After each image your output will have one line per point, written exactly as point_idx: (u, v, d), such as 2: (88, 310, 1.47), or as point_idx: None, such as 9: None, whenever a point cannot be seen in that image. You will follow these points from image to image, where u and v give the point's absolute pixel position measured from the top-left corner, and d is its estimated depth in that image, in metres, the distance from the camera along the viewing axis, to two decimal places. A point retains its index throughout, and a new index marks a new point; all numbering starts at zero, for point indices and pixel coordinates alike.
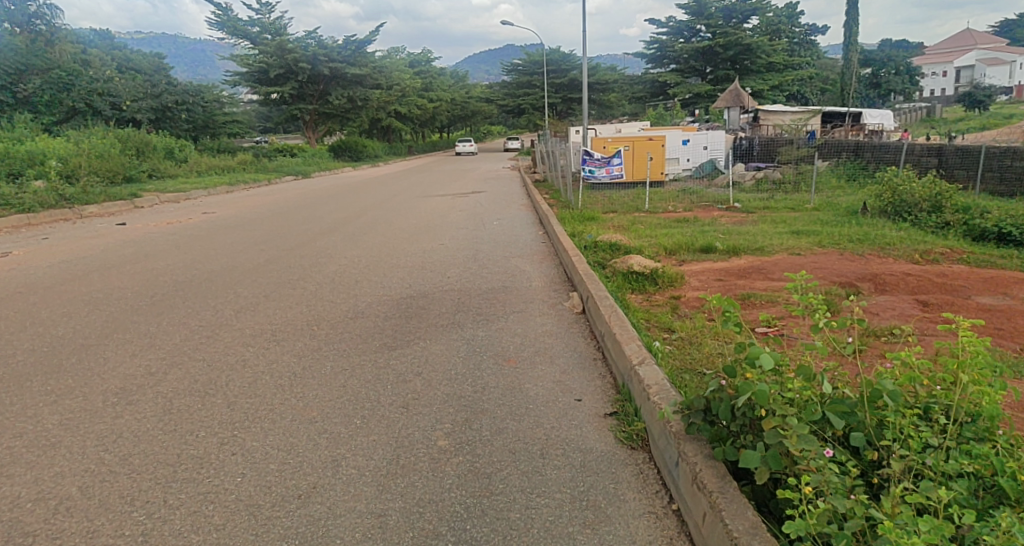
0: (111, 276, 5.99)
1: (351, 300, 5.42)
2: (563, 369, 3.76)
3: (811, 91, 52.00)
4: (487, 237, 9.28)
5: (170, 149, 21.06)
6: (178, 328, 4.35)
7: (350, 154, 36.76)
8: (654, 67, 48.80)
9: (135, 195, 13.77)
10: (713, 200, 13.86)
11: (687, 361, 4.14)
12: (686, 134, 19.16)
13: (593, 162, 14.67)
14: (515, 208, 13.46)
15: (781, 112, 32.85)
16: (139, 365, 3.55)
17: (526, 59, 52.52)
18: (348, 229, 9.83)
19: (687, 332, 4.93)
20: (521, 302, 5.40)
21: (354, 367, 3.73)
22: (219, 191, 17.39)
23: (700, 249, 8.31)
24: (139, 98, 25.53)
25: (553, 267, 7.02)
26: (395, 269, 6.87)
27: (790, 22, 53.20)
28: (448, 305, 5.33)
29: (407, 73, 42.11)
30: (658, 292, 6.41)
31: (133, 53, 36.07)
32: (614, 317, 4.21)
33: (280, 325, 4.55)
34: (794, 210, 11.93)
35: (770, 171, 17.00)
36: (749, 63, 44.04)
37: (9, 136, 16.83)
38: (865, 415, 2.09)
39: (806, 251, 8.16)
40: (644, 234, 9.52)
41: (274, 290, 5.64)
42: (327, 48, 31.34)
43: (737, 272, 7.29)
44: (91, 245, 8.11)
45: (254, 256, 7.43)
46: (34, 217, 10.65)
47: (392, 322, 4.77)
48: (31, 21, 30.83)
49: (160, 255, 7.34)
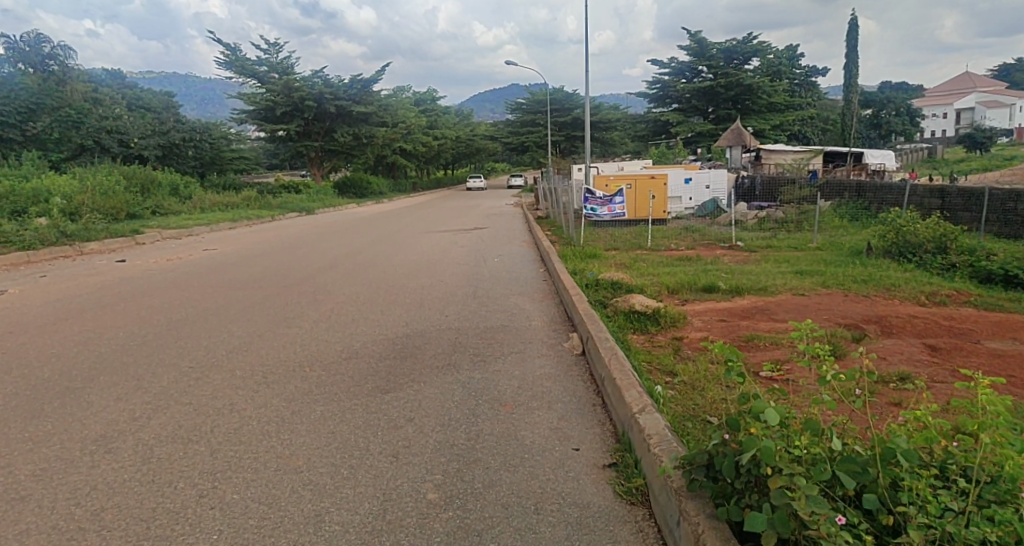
0: (104, 315, 5.95)
1: (346, 339, 5.34)
2: (561, 414, 3.64)
3: (812, 131, 52.65)
4: (487, 275, 9.21)
5: (175, 186, 21.31)
6: (167, 370, 4.27)
7: (355, 191, 37.19)
8: (657, 106, 49.60)
9: (137, 231, 13.83)
10: (715, 239, 13.84)
11: (690, 407, 4.01)
12: (689, 172, 19.28)
13: (595, 200, 14.69)
14: (516, 245, 13.45)
15: (782, 152, 33.17)
16: (121, 411, 3.51)
17: (530, 98, 53.47)
18: (348, 266, 9.78)
19: (689, 376, 4.81)
20: (520, 343, 5.30)
21: (344, 412, 3.63)
22: (222, 227, 17.51)
23: (703, 287, 8.22)
24: (147, 135, 26.00)
25: (553, 305, 6.93)
26: (393, 307, 6.80)
27: (790, 64, 54.22)
28: (445, 345, 5.22)
29: (413, 111, 42.90)
30: (660, 332, 6.31)
31: (144, 91, 36.93)
32: (614, 359, 4.10)
33: (272, 367, 4.45)
34: (797, 250, 11.88)
35: (773, 210, 17.04)
36: (749, 103, 44.72)
37: (16, 173, 17.09)
38: (878, 475, 1.96)
39: (810, 292, 8.06)
40: (646, 272, 9.46)
41: (268, 329, 5.55)
42: (334, 87, 31.97)
43: (741, 312, 7.18)
44: (87, 282, 8.07)
45: (250, 293, 7.36)
46: (34, 254, 10.68)
47: (387, 363, 4.67)
48: (45, 61, 31.79)
49: (155, 293, 7.29)
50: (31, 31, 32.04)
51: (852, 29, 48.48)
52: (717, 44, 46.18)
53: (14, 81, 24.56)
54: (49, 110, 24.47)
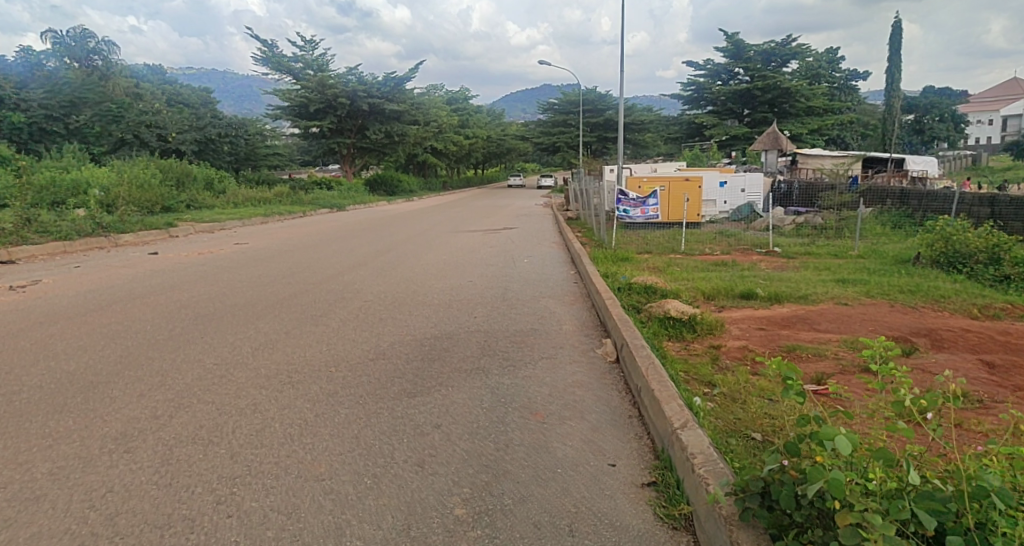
0: (135, 307, 6.01)
1: (373, 339, 5.25)
2: (595, 426, 3.44)
3: (851, 135, 51.21)
4: (517, 276, 9.06)
5: (209, 180, 21.69)
6: (192, 367, 4.22)
7: (385, 189, 37.50)
8: (691, 108, 48.80)
9: (171, 225, 14.07)
10: (751, 244, 13.44)
11: (734, 423, 3.79)
12: (724, 176, 18.85)
13: (628, 201, 14.36)
14: (546, 246, 13.27)
15: (820, 156, 32.27)
16: (144, 408, 3.46)
17: (562, 99, 53.16)
18: (377, 264, 9.75)
19: (729, 387, 4.59)
20: (551, 347, 5.12)
21: (368, 416, 3.50)
22: (254, 222, 17.70)
23: (741, 294, 7.92)
24: (184, 130, 26.54)
25: (584, 309, 6.74)
26: (421, 307, 6.69)
27: (830, 66, 52.83)
28: (473, 347, 5.07)
29: (445, 110, 43.02)
30: (696, 340, 6.06)
31: (183, 87, 37.83)
32: (652, 368, 3.90)
33: (297, 366, 4.36)
34: (837, 257, 11.43)
35: (812, 215, 16.50)
36: (786, 106, 43.71)
37: (58, 165, 17.55)
38: (965, 519, 1.69)
39: (853, 301, 7.68)
40: (681, 277, 9.17)
41: (295, 327, 5.49)
42: (367, 84, 32.16)
43: (781, 321, 6.87)
44: (120, 274, 8.15)
45: (278, 290, 7.35)
46: (69, 245, 10.87)
47: (414, 366, 4.53)
48: (89, 57, 32.85)
49: (185, 286, 7.34)
50: (77, 27, 33.13)
51: (896, 31, 47.00)
52: (755, 46, 45.23)
53: (59, 75, 25.39)
54: (91, 104, 25.16)
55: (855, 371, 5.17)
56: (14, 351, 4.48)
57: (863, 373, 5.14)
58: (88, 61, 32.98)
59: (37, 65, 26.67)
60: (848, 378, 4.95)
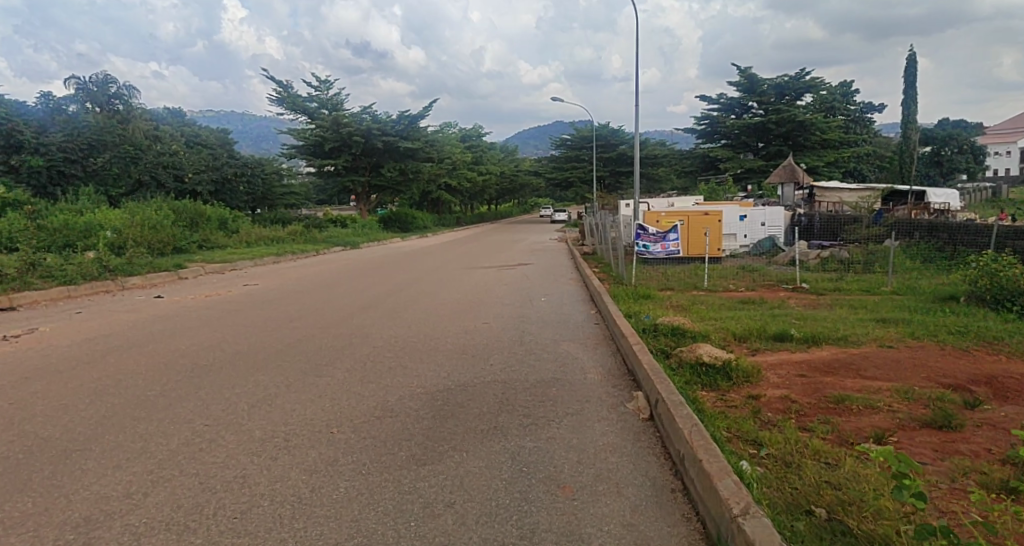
0: (128, 364, 5.72)
1: (381, 394, 4.84)
2: (635, 505, 2.95)
3: (868, 167, 50.79)
4: (535, 316, 8.69)
5: (223, 220, 21.75)
6: (181, 434, 3.89)
7: (399, 226, 37.71)
8: (705, 142, 48.65)
9: (180, 266, 13.93)
10: (778, 279, 12.91)
11: (791, 496, 3.28)
12: (744, 209, 18.48)
13: (648, 237, 13.91)
14: (563, 283, 12.91)
15: (838, 189, 31.76)
16: (118, 485, 3.08)
17: (575, 134, 53.43)
18: (388, 305, 9.46)
19: (778, 448, 4.07)
20: (576, 401, 4.65)
21: (372, 492, 3.08)
22: (266, 261, 17.60)
23: (775, 335, 7.40)
24: (200, 171, 27.31)
25: (609, 354, 6.30)
26: (434, 352, 6.31)
27: (844, 100, 52.83)
28: (490, 402, 4.62)
29: (459, 147, 43.40)
30: (732, 389, 5.55)
31: (202, 129, 38.70)
32: (695, 431, 3.43)
33: (294, 432, 3.97)
34: (870, 294, 10.89)
35: (838, 249, 15.96)
36: (801, 140, 43.51)
37: (72, 208, 17.63)
38: None
39: (898, 343, 7.10)
40: (708, 317, 8.67)
41: (298, 382, 5.18)
42: (381, 122, 32.46)
43: (823, 366, 6.32)
44: (122, 323, 7.96)
45: (284, 336, 7.08)
46: (74, 288, 10.69)
47: (424, 426, 4.12)
48: (111, 101, 33.99)
49: (185, 336, 7.06)
50: (99, 73, 34.36)
51: (910, 65, 46.88)
52: (769, 81, 45.25)
53: (78, 119, 25.97)
54: (109, 145, 25.61)
55: (916, 427, 4.61)
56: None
57: (926, 429, 4.59)
58: (109, 105, 34.17)
59: (57, 109, 27.32)
60: (909, 436, 4.40)
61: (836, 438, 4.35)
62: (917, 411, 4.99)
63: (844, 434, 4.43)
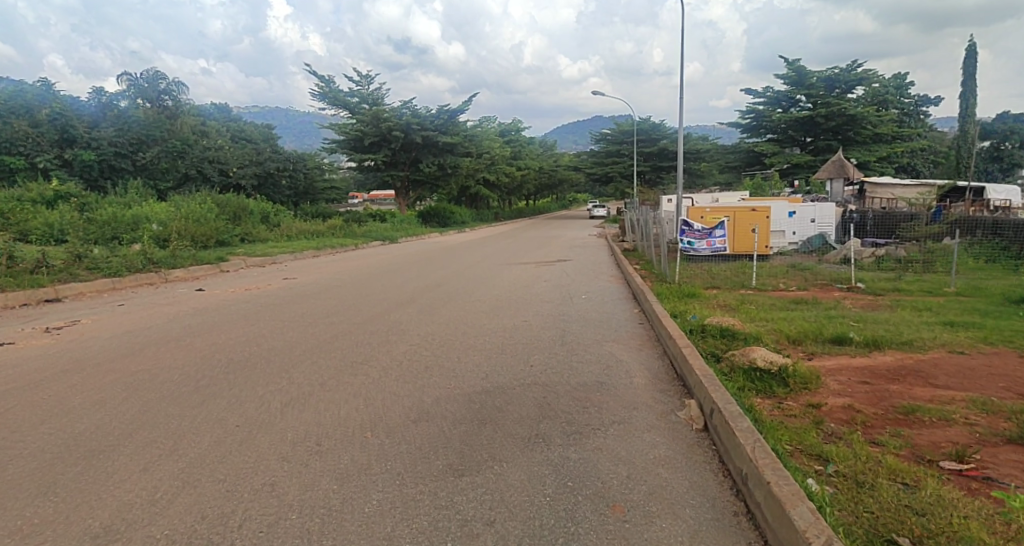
0: (166, 360, 5.76)
1: (417, 396, 4.68)
2: (693, 530, 2.68)
3: (923, 162, 48.49)
4: (575, 314, 8.44)
5: (265, 214, 22.16)
6: (210, 435, 3.84)
7: (437, 220, 37.89)
8: (750, 136, 47.19)
9: (222, 259, 14.22)
10: (830, 278, 12.28)
11: (867, 522, 2.92)
12: (793, 205, 17.74)
13: (692, 233, 13.41)
14: (603, 280, 12.60)
15: (891, 184, 30.35)
16: (143, 492, 3.05)
17: (615, 129, 52.69)
18: (425, 300, 9.36)
19: (847, 464, 3.69)
20: (622, 408, 4.37)
21: (405, 505, 2.92)
22: (305, 255, 17.82)
23: (833, 338, 6.93)
24: (244, 165, 27.69)
25: (654, 356, 6.00)
26: (471, 351, 6.13)
27: (898, 92, 50.55)
28: (531, 407, 4.39)
29: (498, 142, 43.26)
30: (790, 397, 5.16)
31: (247, 124, 39.69)
32: (759, 448, 3.12)
33: (327, 437, 3.84)
34: (932, 295, 10.21)
35: (895, 247, 15.14)
36: (852, 133, 41.79)
37: (123, 201, 18.24)
38: None
39: (970, 349, 6.54)
40: (758, 317, 8.23)
41: (332, 381, 5.09)
42: (420, 117, 32.50)
43: (890, 373, 5.83)
44: (162, 316, 8.13)
45: (318, 333, 7.06)
46: (119, 281, 11.00)
47: (461, 431, 3.95)
48: (161, 97, 35.25)
49: (223, 332, 7.11)
50: (150, 70, 35.61)
51: (972, 54, 44.40)
52: (818, 72, 43.58)
53: (129, 114, 26.79)
54: (158, 141, 26.42)
55: (1000, 443, 4.13)
56: (22, 415, 4.18)
57: (1011, 445, 4.11)
58: (159, 101, 35.37)
59: (109, 105, 28.33)
60: (994, 453, 3.94)
61: (910, 454, 3.93)
62: (999, 424, 4.50)
63: (919, 450, 4.01)
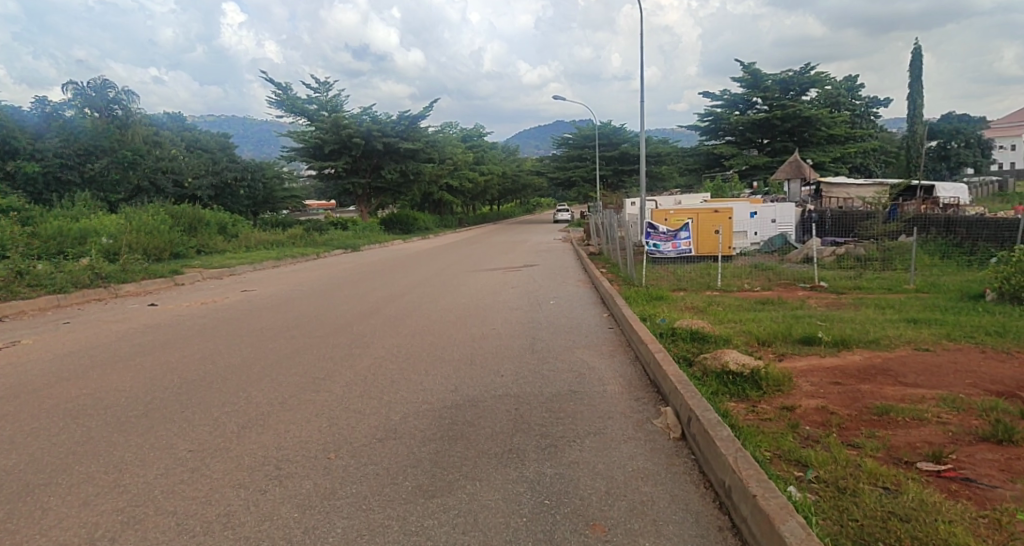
0: (112, 382, 5.38)
1: (384, 412, 4.45)
2: None
3: (873, 163, 50.31)
4: (544, 320, 8.31)
5: (222, 225, 21.43)
6: (158, 460, 3.57)
7: (401, 227, 37.44)
8: (709, 139, 48.11)
9: (177, 272, 13.63)
10: (794, 278, 12.46)
11: (854, 530, 2.83)
12: (754, 206, 18.10)
13: (658, 236, 13.45)
14: (571, 285, 12.53)
15: (844, 185, 31.31)
16: (82, 528, 2.76)
17: (577, 134, 53.11)
18: (390, 310, 9.11)
19: (827, 469, 3.62)
20: (597, 418, 4.23)
21: (372, 531, 2.71)
22: (265, 266, 17.28)
23: (801, 339, 6.96)
24: (200, 176, 27.08)
25: (627, 361, 5.90)
26: (439, 362, 5.92)
27: (849, 95, 52.33)
28: (503, 420, 4.21)
29: (461, 148, 43.05)
30: (763, 399, 5.13)
31: (202, 133, 38.55)
32: (742, 458, 3.00)
33: (288, 460, 3.59)
34: (891, 293, 10.44)
35: (852, 246, 15.51)
36: (806, 135, 43.02)
37: (69, 214, 17.39)
38: None
39: (934, 346, 6.64)
40: (727, 319, 8.24)
41: (292, 399, 4.83)
42: (381, 123, 32.05)
43: (859, 373, 5.86)
44: (110, 334, 7.68)
45: (278, 348, 6.75)
46: (64, 298, 10.38)
47: (431, 448, 3.75)
48: (110, 106, 34.07)
49: (176, 349, 6.72)
50: (98, 78, 34.31)
51: (916, 58, 46.28)
52: (772, 76, 44.81)
53: (75, 124, 25.68)
54: (106, 151, 25.37)
55: (972, 442, 4.15)
56: None
57: (984, 444, 4.13)
58: (108, 110, 34.08)
59: (53, 114, 27.06)
60: (969, 453, 3.94)
61: (888, 456, 3.90)
62: (969, 423, 4.53)
63: (895, 452, 3.99)
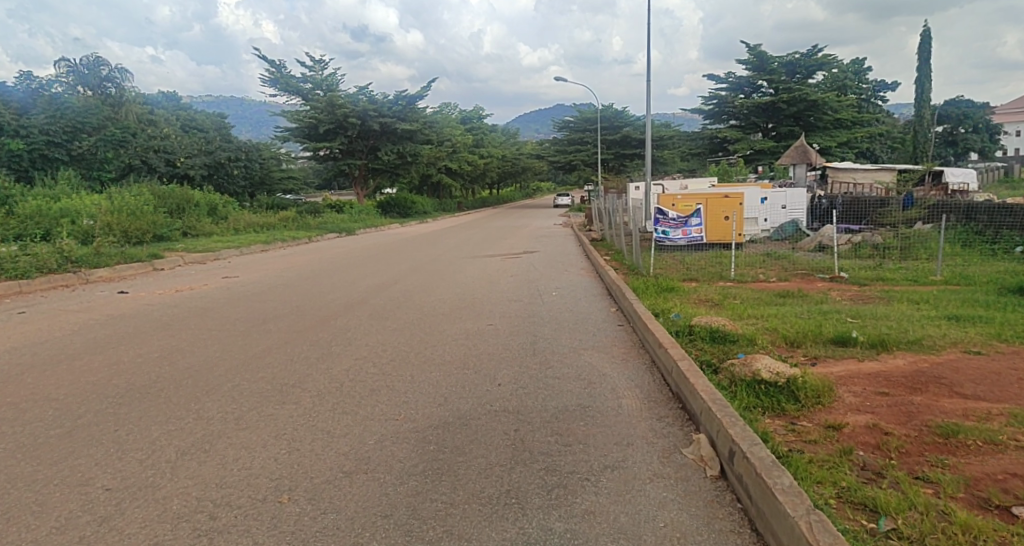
0: (45, 388, 4.64)
1: (356, 434, 3.70)
2: None
3: (879, 147, 49.46)
4: (546, 314, 7.60)
5: (212, 206, 20.63)
6: (63, 505, 2.82)
7: (398, 210, 36.60)
8: (713, 123, 47.17)
9: (156, 256, 12.83)
10: (811, 268, 11.71)
11: None
12: (764, 191, 17.31)
13: (667, 221, 12.69)
14: (573, 273, 11.79)
15: (852, 170, 30.42)
16: None
17: (578, 116, 52.03)
18: (379, 301, 8.39)
19: (906, 519, 2.85)
20: (615, 446, 3.48)
21: None
22: (253, 250, 16.49)
23: (834, 340, 6.21)
24: (193, 155, 26.33)
25: (641, 367, 5.17)
26: (428, 367, 5.18)
27: (855, 78, 51.20)
28: (500, 447, 3.47)
29: (459, 130, 42.09)
30: (803, 414, 4.40)
31: (196, 113, 37.54)
32: (818, 524, 2.23)
33: (224, 506, 2.83)
34: (917, 285, 9.70)
35: (869, 233, 14.72)
36: (813, 119, 42.10)
37: (48, 193, 16.50)
38: None
39: (987, 349, 5.89)
40: (747, 314, 7.51)
41: (250, 415, 4.08)
42: (378, 103, 30.98)
43: (907, 381, 5.11)
44: (64, 326, 6.93)
45: (250, 345, 6.03)
46: (27, 284, 9.60)
47: (411, 488, 3.01)
48: (103, 84, 33.14)
49: (132, 346, 5.98)
50: (89, 55, 33.21)
51: (927, 40, 45.09)
52: (779, 57, 43.65)
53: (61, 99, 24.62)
54: (93, 129, 24.43)
55: None
56: None
57: None
58: (101, 88, 33.15)
59: (39, 90, 25.89)
60: None
61: (972, 498, 3.15)
62: None
63: (980, 492, 3.22)
